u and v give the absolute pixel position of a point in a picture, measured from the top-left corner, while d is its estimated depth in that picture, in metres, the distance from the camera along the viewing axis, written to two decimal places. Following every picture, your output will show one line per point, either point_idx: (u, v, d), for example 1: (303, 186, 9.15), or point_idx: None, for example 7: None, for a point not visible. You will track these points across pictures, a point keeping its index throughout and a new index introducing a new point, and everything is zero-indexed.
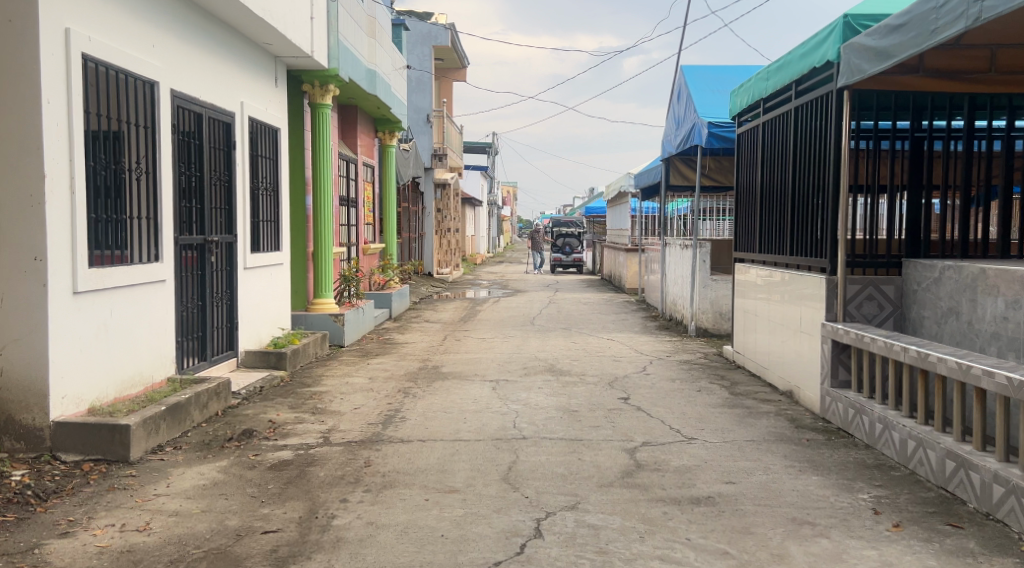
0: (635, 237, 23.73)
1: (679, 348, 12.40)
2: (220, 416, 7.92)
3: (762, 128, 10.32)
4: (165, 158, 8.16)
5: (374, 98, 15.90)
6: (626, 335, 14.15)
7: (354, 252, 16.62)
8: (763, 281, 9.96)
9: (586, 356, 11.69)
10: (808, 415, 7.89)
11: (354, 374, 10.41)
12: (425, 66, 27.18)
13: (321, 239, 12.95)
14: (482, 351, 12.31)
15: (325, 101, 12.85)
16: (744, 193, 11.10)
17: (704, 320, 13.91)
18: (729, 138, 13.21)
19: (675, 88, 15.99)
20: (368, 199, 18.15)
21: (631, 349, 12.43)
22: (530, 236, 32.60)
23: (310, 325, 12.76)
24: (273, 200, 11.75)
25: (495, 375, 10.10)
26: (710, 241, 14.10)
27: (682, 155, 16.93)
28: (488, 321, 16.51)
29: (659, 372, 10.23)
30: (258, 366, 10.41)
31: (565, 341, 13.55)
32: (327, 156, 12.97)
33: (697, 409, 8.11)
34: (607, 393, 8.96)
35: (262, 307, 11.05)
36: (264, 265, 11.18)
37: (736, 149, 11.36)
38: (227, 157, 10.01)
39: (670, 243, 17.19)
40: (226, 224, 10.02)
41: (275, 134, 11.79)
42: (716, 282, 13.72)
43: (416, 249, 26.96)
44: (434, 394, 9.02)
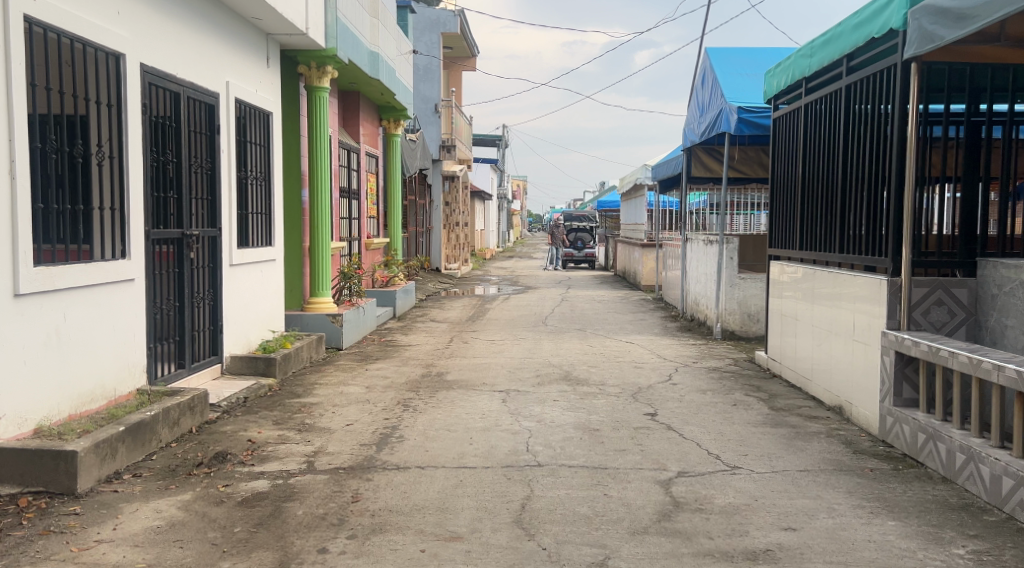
0: (652, 232, 22.70)
1: (706, 353, 11.41)
2: (194, 434, 6.96)
3: (803, 114, 9.35)
4: (134, 141, 7.18)
5: (378, 83, 14.95)
6: (647, 337, 13.16)
7: (355, 248, 15.67)
8: (804, 281, 8.96)
9: (606, 362, 10.70)
10: (865, 437, 6.90)
11: (351, 382, 9.45)
12: (433, 54, 26.16)
13: (318, 233, 12.03)
14: (491, 356, 11.34)
15: (323, 83, 11.93)
16: (782, 184, 10.13)
17: (731, 322, 12.92)
18: (761, 124, 12.26)
19: (698, 72, 15.03)
20: (372, 191, 17.21)
21: (654, 353, 11.44)
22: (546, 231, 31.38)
23: (306, 326, 11.83)
24: (265, 191, 10.82)
25: (506, 385, 9.13)
26: (738, 236, 13.07)
27: (704, 145, 16.00)
28: (498, 320, 15.56)
29: (687, 382, 9.25)
30: (246, 373, 9.44)
31: (581, 344, 12.57)
32: (325, 144, 12.03)
33: (736, 429, 7.12)
34: (632, 407, 7.98)
35: (252, 306, 10.12)
36: (254, 261, 10.26)
37: (773, 135, 10.39)
38: (210, 142, 9.05)
39: (691, 240, 16.19)
40: (209, 216, 9.07)
41: (268, 119, 10.86)
42: (743, 281, 12.74)
43: (423, 243, 26.00)
44: (439, 407, 8.05)
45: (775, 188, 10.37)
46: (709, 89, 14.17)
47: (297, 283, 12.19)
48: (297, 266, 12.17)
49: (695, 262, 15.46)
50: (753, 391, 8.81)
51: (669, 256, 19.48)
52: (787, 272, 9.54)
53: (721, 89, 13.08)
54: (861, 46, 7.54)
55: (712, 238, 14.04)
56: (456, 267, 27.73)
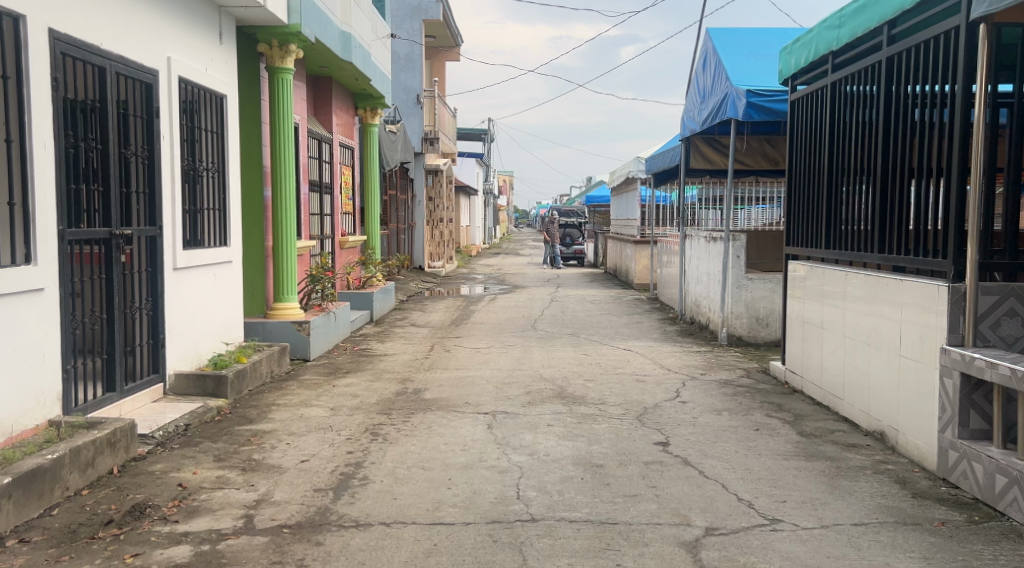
0: (645, 229, 21.57)
1: (715, 363, 10.27)
2: (114, 476, 5.78)
3: (829, 94, 8.21)
4: (40, 120, 6.04)
5: (350, 66, 13.75)
6: (646, 344, 12.01)
7: (328, 247, 14.47)
8: (831, 284, 7.83)
9: (603, 374, 9.54)
10: (920, 473, 5.77)
11: (313, 403, 8.25)
12: (415, 40, 25.03)
13: (281, 231, 10.80)
14: (475, 367, 10.16)
15: (286, 64, 10.71)
16: (802, 174, 9.00)
17: (738, 327, 11.79)
18: (772, 108, 11.07)
19: (699, 56, 13.85)
20: (347, 184, 16.02)
21: (656, 363, 10.29)
22: (546, 224, 29.42)
23: (268, 334, 10.61)
24: (219, 184, 9.61)
25: (491, 405, 7.95)
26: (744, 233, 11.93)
27: (704, 135, 15.03)
28: (483, 325, 14.38)
29: (698, 400, 8.09)
30: (192, 394, 8.23)
31: (574, 352, 11.40)
32: (289, 133, 10.81)
33: (765, 465, 5.97)
34: (639, 434, 6.82)
35: (202, 315, 8.91)
36: (206, 263, 9.05)
37: (791, 118, 9.27)
38: (147, 126, 7.87)
39: (690, 236, 15.08)
40: (146, 212, 7.88)
41: (221, 103, 9.66)
42: (752, 282, 11.63)
43: (406, 241, 24.80)
44: (412, 436, 6.86)
45: (793, 179, 9.25)
46: (711, 73, 13.02)
47: (259, 286, 10.98)
48: (258, 268, 10.95)
49: (696, 260, 14.34)
50: (776, 412, 7.67)
51: (665, 252, 18.36)
52: (810, 273, 8.36)
53: (725, 71, 11.93)
54: (907, 9, 6.40)
55: (715, 234, 12.91)
56: (439, 265, 26.56)
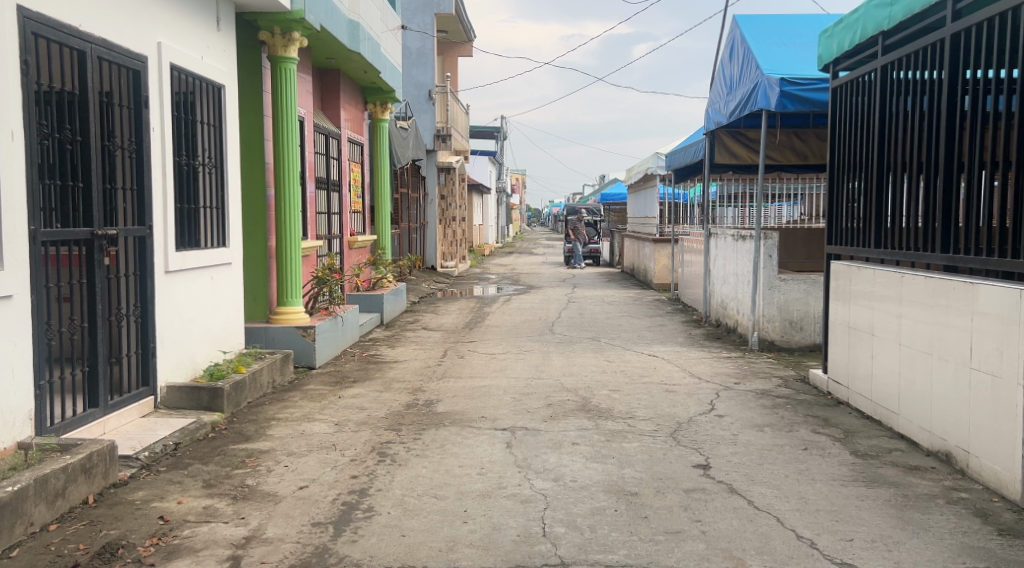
0: (665, 227, 20.88)
1: (749, 372, 9.56)
2: (88, 507, 5.16)
3: (880, 77, 7.51)
4: (6, 106, 5.43)
5: (357, 57, 13.16)
6: (672, 349, 11.33)
7: (336, 247, 13.84)
8: (882, 288, 7.14)
9: (629, 384, 8.86)
10: (1000, 505, 5.11)
11: (317, 417, 7.61)
12: (427, 33, 24.42)
13: (284, 232, 10.16)
14: (491, 375, 9.51)
15: (290, 53, 10.06)
16: (845, 166, 8.30)
17: (770, 331, 11.10)
18: (808, 98, 10.44)
19: (726, 44, 13.22)
20: (356, 182, 15.39)
21: (686, 372, 9.60)
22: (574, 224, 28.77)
23: (271, 340, 10.01)
24: (217, 180, 8.99)
25: (510, 420, 7.29)
26: (777, 230, 11.22)
27: (730, 127, 14.40)
28: (499, 328, 13.71)
29: (736, 414, 7.41)
30: (186, 407, 7.59)
31: (596, 358, 10.73)
32: (293, 127, 10.17)
33: (822, 492, 5.29)
34: (675, 455, 6.14)
35: (197, 322, 8.27)
36: (201, 266, 8.42)
37: (832, 107, 8.57)
38: (135, 118, 7.26)
39: (715, 234, 14.40)
40: (134, 211, 7.25)
41: (220, 93, 9.04)
42: (785, 282, 10.94)
43: (417, 241, 24.18)
44: (423, 456, 6.20)
45: (835, 172, 8.54)
46: (738, 62, 12.37)
47: (261, 289, 10.33)
48: (260, 270, 10.31)
49: (722, 260, 13.62)
50: (823, 428, 6.97)
51: (687, 251, 17.67)
52: (857, 274, 7.66)
53: (755, 60, 11.30)
54: None
55: (743, 233, 12.24)
56: (452, 266, 25.95)
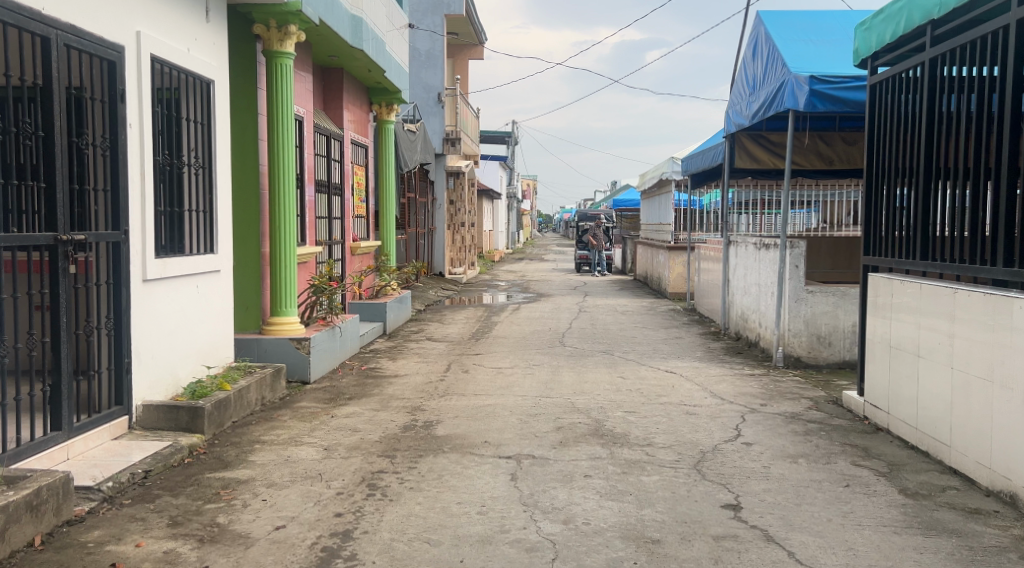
0: (679, 235, 20.23)
1: (775, 392, 8.89)
2: (31, 551, 4.52)
3: (929, 73, 6.82)
4: None
5: (361, 56, 12.62)
6: (690, 364, 10.66)
7: (337, 253, 13.22)
8: (931, 306, 6.47)
9: (646, 405, 8.20)
10: None
11: (306, 440, 6.97)
12: (437, 32, 23.81)
13: (277, 237, 9.54)
14: (498, 393, 8.86)
15: (287, 48, 9.43)
16: (886, 171, 7.61)
17: (797, 347, 10.47)
18: (839, 97, 9.76)
19: (748, 43, 12.65)
20: (360, 185, 14.78)
21: (707, 392, 8.93)
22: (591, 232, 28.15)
23: (264, 353, 9.37)
24: (205, 182, 8.36)
25: (516, 447, 6.64)
26: (804, 239, 10.62)
27: (751, 130, 13.86)
28: (507, 339, 13.07)
29: (766, 442, 6.74)
30: (163, 428, 6.89)
31: (609, 373, 10.06)
32: (289, 126, 9.54)
33: (871, 542, 4.63)
34: (701, 491, 5.47)
35: (181, 334, 7.64)
36: (186, 274, 7.78)
37: (870, 107, 7.91)
38: (110, 113, 6.63)
39: (735, 242, 13.77)
40: (107, 215, 6.63)
41: (208, 89, 8.40)
42: (813, 295, 10.36)
43: (425, 246, 23.59)
44: (419, 489, 5.55)
45: (873, 177, 7.85)
46: (762, 61, 11.77)
47: (254, 297, 9.68)
48: (253, 278, 9.66)
49: (742, 269, 13.01)
50: (863, 460, 6.30)
51: (704, 259, 17.00)
52: (902, 289, 6.96)
53: (782, 58, 10.70)
54: None
55: (767, 242, 11.64)
56: (460, 272, 25.34)
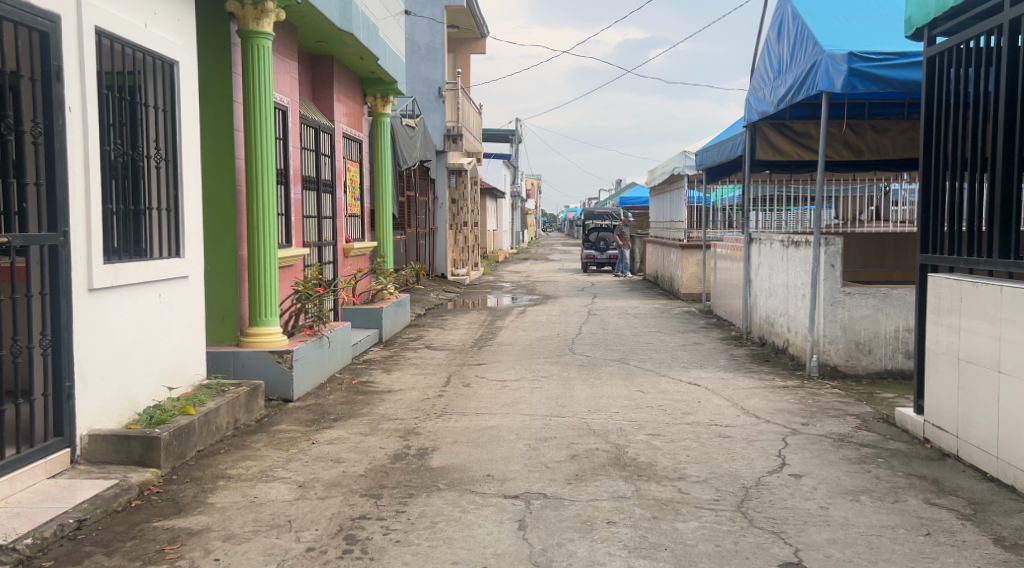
0: (693, 233, 19.25)
1: (816, 409, 7.88)
2: None
3: (1010, 38, 5.85)
4: None
5: (353, 41, 11.67)
6: (715, 375, 9.68)
7: (328, 256, 12.26)
8: (1015, 315, 5.49)
9: (671, 426, 7.23)
10: None
11: (280, 474, 6.00)
12: (437, 22, 22.86)
13: (255, 238, 8.55)
14: (502, 411, 7.88)
15: (264, 28, 8.46)
16: (950, 156, 6.64)
17: (833, 355, 9.50)
18: (881, 76, 8.84)
19: (773, 24, 11.71)
20: (354, 182, 13.79)
21: (738, 409, 7.93)
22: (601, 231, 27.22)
23: (242, 368, 8.39)
24: (169, 177, 7.36)
25: (525, 481, 5.66)
26: (840, 235, 9.64)
27: (773, 117, 12.92)
28: (512, 346, 12.10)
29: (817, 475, 5.76)
30: (112, 461, 5.90)
31: (626, 386, 9.06)
32: (268, 113, 8.58)
33: None
34: (751, 544, 4.50)
35: (138, 350, 6.64)
36: (145, 281, 6.79)
37: (928, 85, 6.95)
38: (43, 93, 5.67)
39: (757, 240, 12.79)
40: (42, 214, 5.67)
41: (172, 71, 7.39)
42: (851, 297, 9.41)
43: (425, 247, 22.60)
44: (408, 544, 4.59)
45: (933, 165, 6.85)
46: (790, 41, 10.84)
47: (231, 306, 8.65)
48: (230, 283, 8.65)
49: (767, 270, 12.05)
50: (938, 497, 5.31)
51: (720, 258, 16.02)
52: (975, 293, 5.97)
53: (813, 35, 9.75)
54: None
55: (796, 239, 10.68)
56: (463, 273, 24.46)
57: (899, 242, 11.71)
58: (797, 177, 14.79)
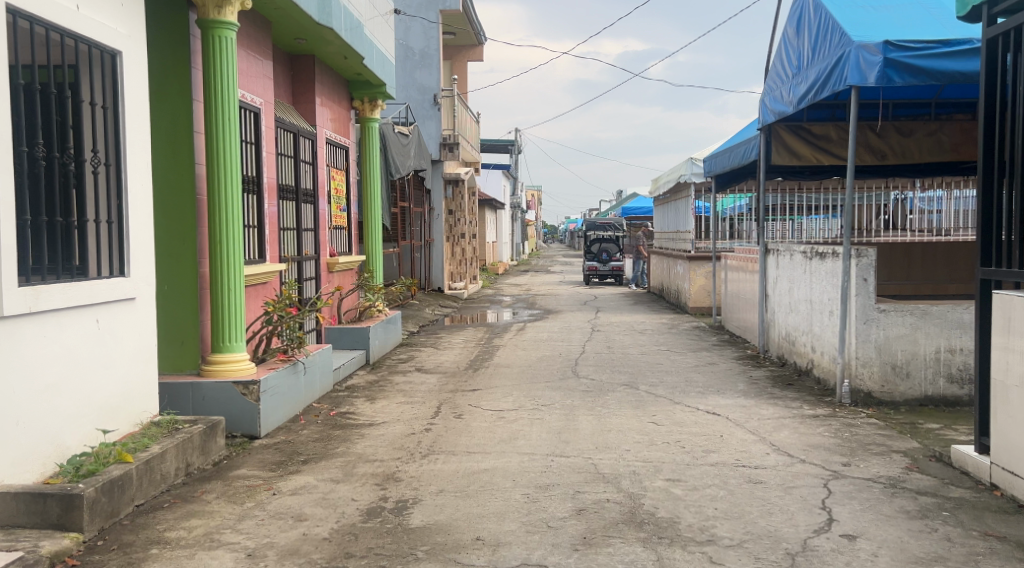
0: (701, 244, 18.28)
1: (856, 445, 6.88)
2: None
3: None
4: None
5: (335, 38, 10.73)
6: (734, 402, 8.69)
7: (309, 272, 11.29)
8: None
9: (692, 468, 6.24)
10: None
11: (231, 537, 5.02)
12: (432, 26, 21.87)
13: (217, 253, 7.58)
14: (497, 450, 6.89)
15: (228, 17, 7.51)
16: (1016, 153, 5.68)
17: (867, 380, 8.51)
18: (920, 67, 7.92)
19: (791, 17, 10.80)
20: (339, 192, 12.81)
21: (768, 445, 6.93)
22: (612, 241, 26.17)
23: (201, 401, 7.40)
24: (112, 185, 6.39)
25: (522, 547, 4.69)
26: (874, 246, 8.66)
27: (790, 119, 11.99)
28: (510, 369, 11.11)
29: (875, 538, 4.79)
30: (23, 525, 4.92)
31: (636, 417, 8.07)
32: (232, 114, 7.62)
33: None
34: None
35: (68, 386, 5.70)
36: (78, 306, 5.84)
37: (987, 72, 5.99)
38: None
39: (773, 251, 11.83)
40: None
41: (115, 62, 6.42)
42: (886, 315, 8.44)
43: (420, 261, 21.62)
44: None
45: (996, 164, 5.89)
46: (810, 34, 9.92)
47: (192, 331, 7.68)
48: (191, 305, 7.67)
49: (787, 284, 11.06)
50: None
51: (732, 270, 15.04)
52: None
53: (836, 24, 8.85)
54: None
55: (821, 250, 9.71)
56: (461, 287, 23.47)
57: (926, 250, 11.31)
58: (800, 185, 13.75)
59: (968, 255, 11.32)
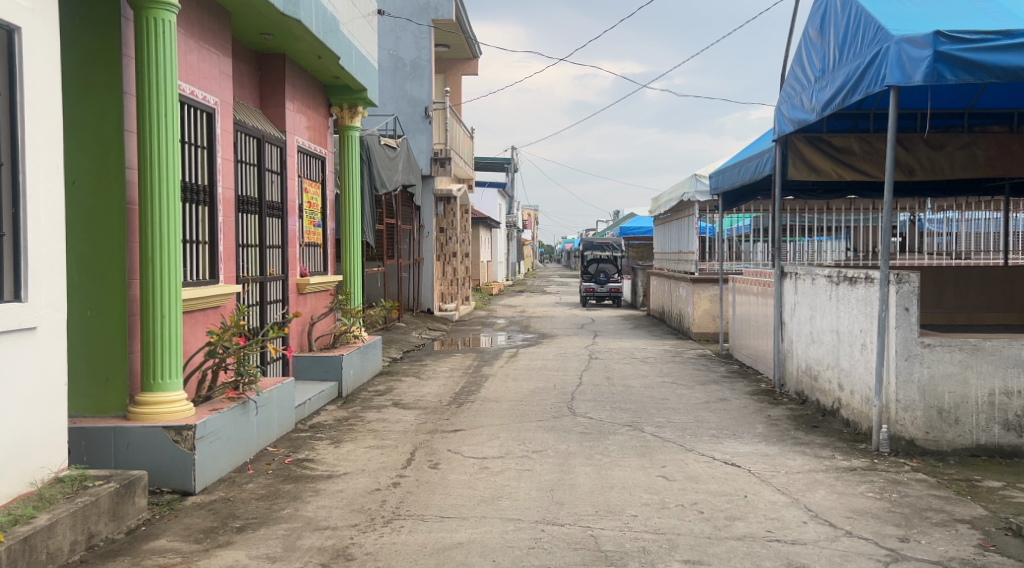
0: (705, 267, 17.11)
1: (909, 511, 5.70)
2: None
3: None
4: None
5: (307, 34, 9.61)
6: (756, 449, 7.50)
7: (273, 294, 10.09)
8: None
9: (715, 544, 5.07)
10: None
11: None
12: (424, 38, 20.82)
13: (149, 274, 6.40)
14: (477, 514, 5.69)
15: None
16: None
17: (910, 426, 7.32)
18: (977, 62, 6.88)
19: (814, 16, 9.73)
20: (312, 206, 11.63)
21: (802, 509, 5.75)
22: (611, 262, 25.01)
23: (126, 449, 6.21)
24: (5, 190, 5.23)
25: None
26: (917, 272, 7.50)
27: (809, 129, 10.86)
28: (498, 404, 9.91)
29: None
30: None
31: (643, 469, 6.87)
32: (169, 112, 6.46)
33: None
34: None
35: None
36: None
37: None
38: None
39: (790, 274, 10.67)
40: None
41: (11, 40, 5.26)
42: (931, 350, 7.27)
43: (409, 281, 20.43)
44: None
45: None
46: (837, 32, 8.85)
47: (118, 366, 6.50)
48: (117, 335, 6.48)
49: (808, 311, 9.89)
50: None
51: (741, 294, 13.86)
52: None
53: (870, 17, 7.78)
54: None
55: (851, 275, 8.55)
56: (453, 306, 22.37)
57: (961, 274, 10.17)
58: (816, 205, 12.56)
59: (1008, 281, 10.14)
